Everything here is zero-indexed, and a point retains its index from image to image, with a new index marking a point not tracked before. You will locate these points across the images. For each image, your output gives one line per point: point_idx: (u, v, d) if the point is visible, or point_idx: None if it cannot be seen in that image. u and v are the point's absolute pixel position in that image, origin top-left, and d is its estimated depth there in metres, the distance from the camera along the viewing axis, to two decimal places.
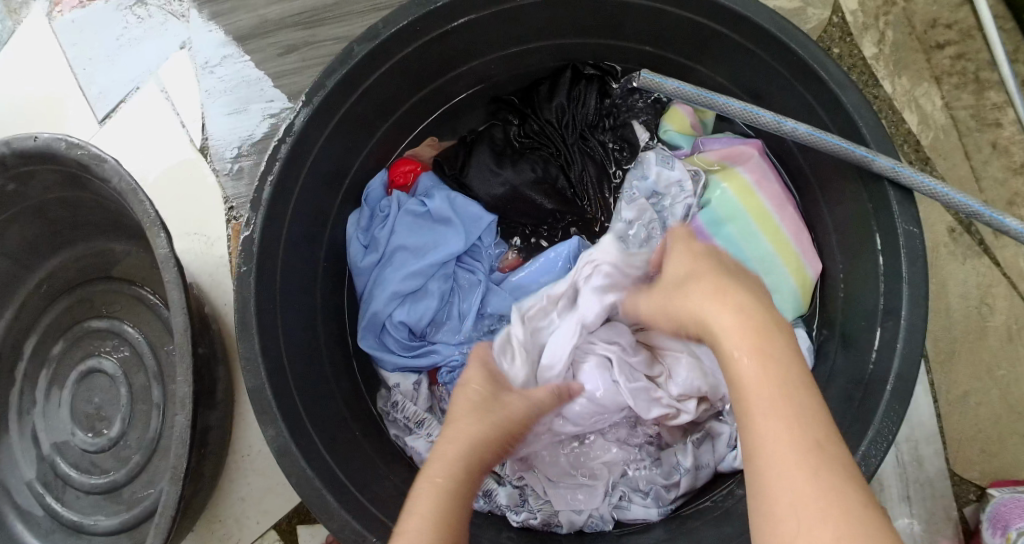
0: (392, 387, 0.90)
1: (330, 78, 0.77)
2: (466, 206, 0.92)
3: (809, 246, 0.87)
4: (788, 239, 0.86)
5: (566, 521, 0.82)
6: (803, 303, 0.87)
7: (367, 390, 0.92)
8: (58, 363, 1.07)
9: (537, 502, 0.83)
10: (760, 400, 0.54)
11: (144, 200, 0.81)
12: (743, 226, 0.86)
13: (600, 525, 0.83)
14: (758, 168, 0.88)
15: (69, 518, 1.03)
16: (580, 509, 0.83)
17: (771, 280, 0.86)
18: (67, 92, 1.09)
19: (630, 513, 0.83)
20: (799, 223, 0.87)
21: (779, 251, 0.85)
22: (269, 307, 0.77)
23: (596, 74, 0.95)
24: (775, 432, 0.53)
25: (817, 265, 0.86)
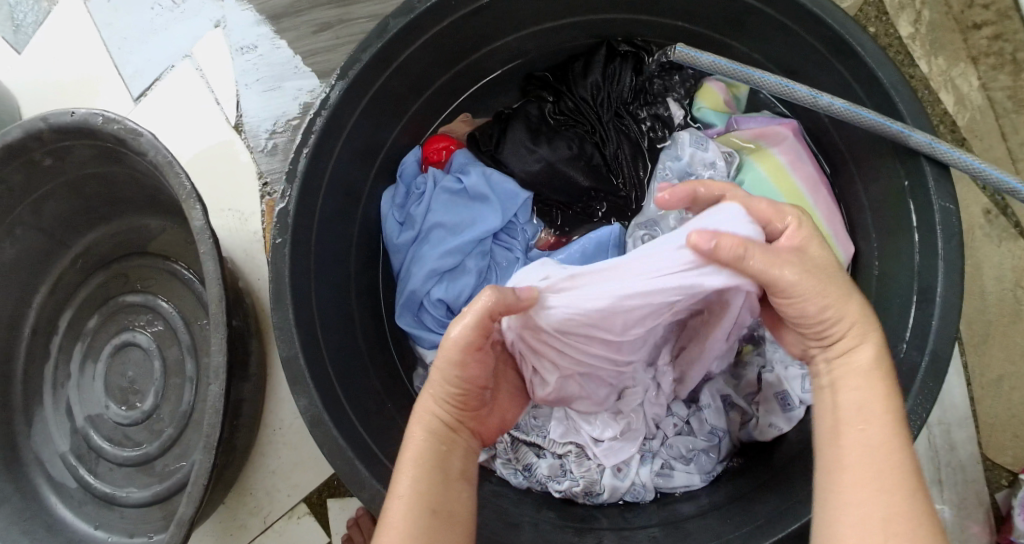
0: (430, 363, 0.90)
1: (365, 52, 0.78)
2: (502, 183, 0.92)
3: (844, 229, 0.86)
4: (822, 221, 0.85)
5: (608, 488, 0.81)
6: None
7: (404, 369, 0.93)
8: (92, 337, 1.08)
9: (579, 469, 0.81)
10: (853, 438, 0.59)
11: (180, 173, 0.82)
12: None
13: (641, 494, 0.82)
14: (792, 149, 0.88)
15: (102, 490, 1.05)
16: (623, 476, 0.81)
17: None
18: (104, 71, 1.11)
19: (671, 480, 0.82)
20: (833, 206, 0.87)
21: (813, 233, 0.85)
22: (303, 279, 0.78)
23: (630, 50, 0.95)
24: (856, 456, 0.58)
25: (851, 249, 0.86)
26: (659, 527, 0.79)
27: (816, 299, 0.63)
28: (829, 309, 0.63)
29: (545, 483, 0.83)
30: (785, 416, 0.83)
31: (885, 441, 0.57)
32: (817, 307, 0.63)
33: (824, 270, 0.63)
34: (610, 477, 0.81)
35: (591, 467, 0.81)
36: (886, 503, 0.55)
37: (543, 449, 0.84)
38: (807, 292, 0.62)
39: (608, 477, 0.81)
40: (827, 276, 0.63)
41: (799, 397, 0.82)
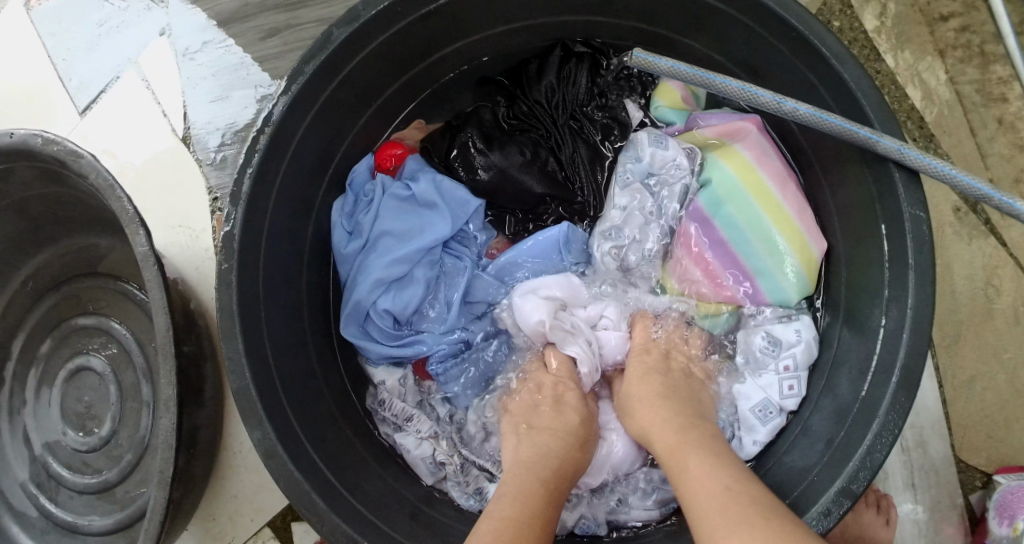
0: (378, 384, 0.89)
1: (308, 64, 0.75)
2: (453, 190, 0.89)
3: (813, 224, 0.83)
4: (791, 217, 0.83)
5: (556, 522, 0.81)
6: (809, 283, 0.83)
7: (354, 389, 0.90)
8: (46, 362, 1.05)
9: None
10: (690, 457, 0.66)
11: (121, 197, 0.79)
12: (742, 205, 0.83)
13: (593, 528, 0.81)
14: (757, 146, 0.85)
15: (63, 518, 1.02)
16: (570, 508, 0.81)
17: (773, 261, 0.83)
18: (48, 84, 1.06)
19: (629, 515, 0.82)
20: (802, 201, 0.84)
21: (781, 229, 0.82)
22: (253, 304, 0.75)
23: (587, 51, 0.91)
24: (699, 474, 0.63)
25: (822, 245, 0.83)
26: None
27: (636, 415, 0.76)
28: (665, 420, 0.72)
29: None
30: (765, 427, 0.82)
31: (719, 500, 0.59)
32: (662, 427, 0.72)
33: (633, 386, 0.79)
34: (562, 508, 0.81)
35: None
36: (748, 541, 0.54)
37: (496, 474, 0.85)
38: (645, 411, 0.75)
39: (561, 508, 0.81)
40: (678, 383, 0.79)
41: (779, 405, 0.82)
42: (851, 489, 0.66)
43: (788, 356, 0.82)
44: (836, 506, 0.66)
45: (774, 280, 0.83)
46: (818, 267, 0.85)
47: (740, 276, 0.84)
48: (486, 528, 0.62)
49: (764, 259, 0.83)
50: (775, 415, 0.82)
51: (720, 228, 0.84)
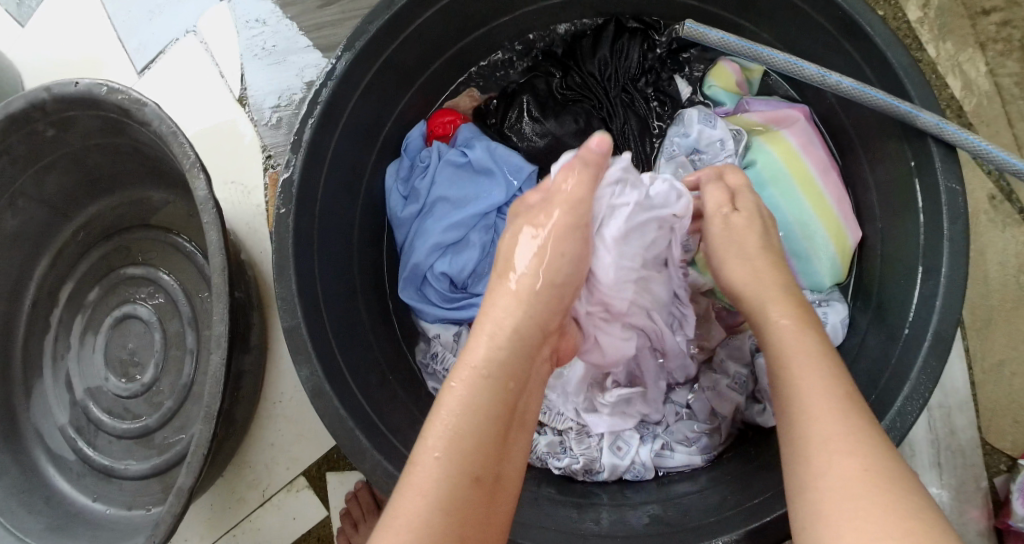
0: (432, 337, 0.91)
1: (372, 23, 0.78)
2: (508, 157, 0.91)
3: (851, 213, 0.85)
4: (831, 205, 0.85)
5: (608, 467, 0.82)
6: (842, 270, 0.86)
7: (406, 343, 0.93)
8: (93, 309, 1.08)
9: (579, 447, 0.83)
10: (800, 361, 0.59)
11: (184, 143, 0.81)
12: (785, 189, 0.85)
13: (642, 473, 0.83)
14: (804, 134, 0.88)
15: (100, 462, 1.05)
16: (622, 455, 0.83)
17: (811, 245, 0.85)
18: (110, 44, 1.10)
19: (672, 459, 0.83)
20: (843, 191, 0.86)
21: (820, 216, 0.84)
22: (306, 248, 0.77)
23: (639, 27, 0.95)
24: (805, 377, 0.58)
25: (858, 234, 0.85)
26: (658, 504, 0.78)
27: (744, 257, 0.69)
28: (764, 272, 0.67)
29: (545, 459, 0.84)
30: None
31: (824, 403, 0.56)
32: (800, 339, 0.60)
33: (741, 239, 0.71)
34: (611, 455, 0.82)
35: (592, 444, 0.83)
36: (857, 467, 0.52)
37: (545, 427, 0.87)
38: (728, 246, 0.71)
39: (608, 455, 0.82)
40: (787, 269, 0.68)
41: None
42: None
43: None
44: None
45: (810, 264, 0.85)
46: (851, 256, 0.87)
47: None
48: (435, 434, 0.57)
49: (802, 243, 0.85)
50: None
51: None
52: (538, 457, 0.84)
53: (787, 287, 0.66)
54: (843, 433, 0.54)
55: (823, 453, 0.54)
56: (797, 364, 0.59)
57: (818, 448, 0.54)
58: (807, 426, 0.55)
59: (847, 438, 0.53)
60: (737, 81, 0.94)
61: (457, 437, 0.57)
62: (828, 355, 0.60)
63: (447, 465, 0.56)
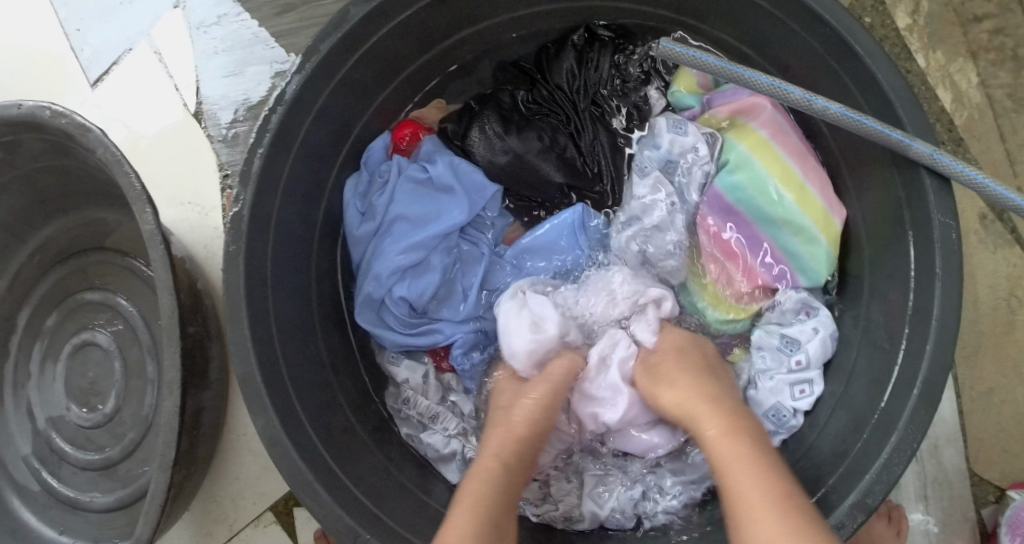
0: (401, 383, 0.88)
1: (324, 42, 0.73)
2: (470, 174, 0.88)
3: (834, 199, 0.81)
4: (815, 196, 0.80)
5: (587, 516, 0.81)
6: (833, 260, 0.81)
7: (373, 387, 0.90)
8: (51, 336, 1.04)
9: (558, 493, 0.83)
10: (737, 464, 0.63)
11: (129, 173, 0.76)
12: (769, 190, 0.80)
13: (623, 522, 0.81)
14: (773, 123, 0.82)
15: (65, 494, 1.02)
16: (603, 502, 0.81)
17: (803, 241, 0.81)
18: (59, 55, 1.04)
19: (656, 513, 0.81)
20: (825, 179, 0.81)
21: (807, 211, 0.80)
22: (261, 286, 0.74)
23: (610, 35, 0.90)
24: (751, 485, 0.61)
25: (843, 215, 0.81)
26: None
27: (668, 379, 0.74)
28: (682, 395, 0.72)
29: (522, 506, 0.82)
30: (782, 429, 0.81)
31: (762, 504, 0.59)
32: (706, 417, 0.69)
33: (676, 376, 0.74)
34: (591, 503, 0.81)
35: (571, 491, 0.83)
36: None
37: None
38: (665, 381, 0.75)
39: (588, 503, 0.81)
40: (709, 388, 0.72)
41: (792, 407, 0.80)
42: (866, 503, 0.65)
43: (801, 351, 0.80)
44: (850, 519, 0.65)
45: (801, 261, 0.82)
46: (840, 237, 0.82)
47: (774, 262, 0.83)
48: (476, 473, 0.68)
49: (794, 241, 0.81)
50: (790, 417, 0.80)
51: (745, 212, 0.82)
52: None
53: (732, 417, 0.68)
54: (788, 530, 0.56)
55: None
56: (738, 470, 0.63)
57: None
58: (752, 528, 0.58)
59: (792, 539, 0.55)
60: (699, 84, 0.90)
61: (500, 444, 0.72)
62: (761, 451, 0.64)
63: (481, 489, 0.66)
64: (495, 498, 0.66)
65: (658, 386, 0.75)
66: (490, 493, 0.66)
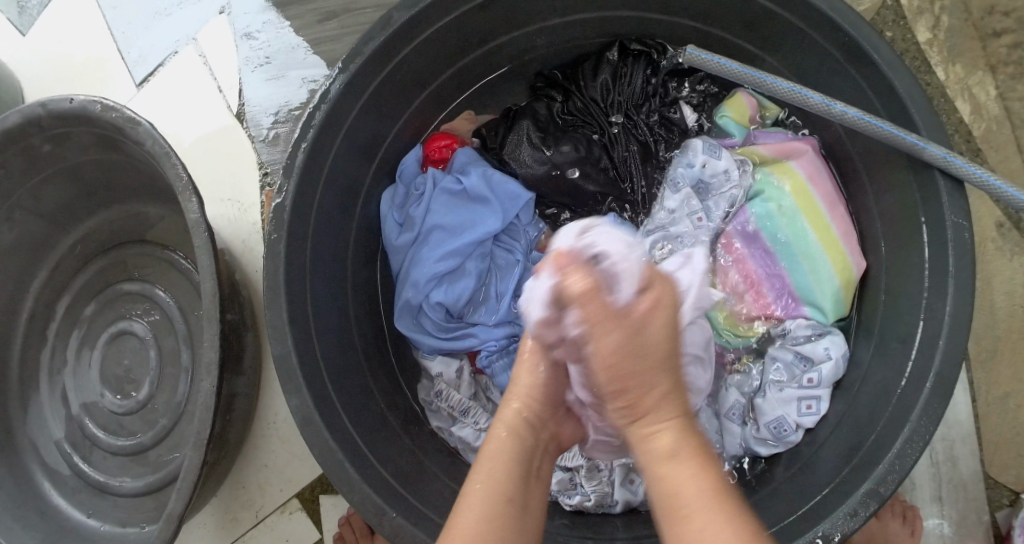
0: (435, 376, 0.91)
1: (367, 44, 0.76)
2: (504, 184, 0.91)
3: (855, 245, 0.83)
4: (837, 238, 0.83)
5: (621, 501, 0.83)
6: (844, 301, 0.84)
7: (406, 382, 0.92)
8: (89, 324, 1.08)
9: (590, 484, 0.84)
10: (669, 470, 0.54)
11: (177, 164, 0.80)
12: (794, 224, 0.83)
13: None
14: (812, 164, 0.85)
15: (95, 478, 1.05)
16: (636, 489, 0.83)
17: (817, 281, 0.83)
18: (108, 57, 1.09)
19: None
20: (850, 224, 0.84)
21: (827, 250, 0.82)
22: (299, 274, 0.77)
23: (643, 50, 0.93)
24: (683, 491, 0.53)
25: (862, 264, 0.83)
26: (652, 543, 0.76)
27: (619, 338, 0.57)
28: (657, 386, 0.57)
29: (558, 496, 0.85)
30: (778, 441, 0.82)
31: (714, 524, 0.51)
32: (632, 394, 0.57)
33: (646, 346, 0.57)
34: (625, 490, 0.83)
35: (603, 480, 0.84)
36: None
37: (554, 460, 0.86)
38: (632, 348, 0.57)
39: (619, 490, 0.83)
40: (651, 340, 0.57)
41: (796, 422, 0.81)
42: (878, 492, 0.67)
43: (814, 369, 0.82)
44: (863, 508, 0.67)
45: (814, 295, 0.83)
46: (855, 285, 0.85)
47: (785, 295, 0.85)
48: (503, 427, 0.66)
49: (807, 276, 0.83)
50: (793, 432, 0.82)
51: (767, 240, 0.85)
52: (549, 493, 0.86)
53: (668, 413, 0.56)
54: None
55: None
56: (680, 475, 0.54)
57: None
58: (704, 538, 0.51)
59: None
60: (749, 111, 0.92)
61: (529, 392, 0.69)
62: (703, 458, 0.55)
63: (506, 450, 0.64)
64: (513, 461, 0.64)
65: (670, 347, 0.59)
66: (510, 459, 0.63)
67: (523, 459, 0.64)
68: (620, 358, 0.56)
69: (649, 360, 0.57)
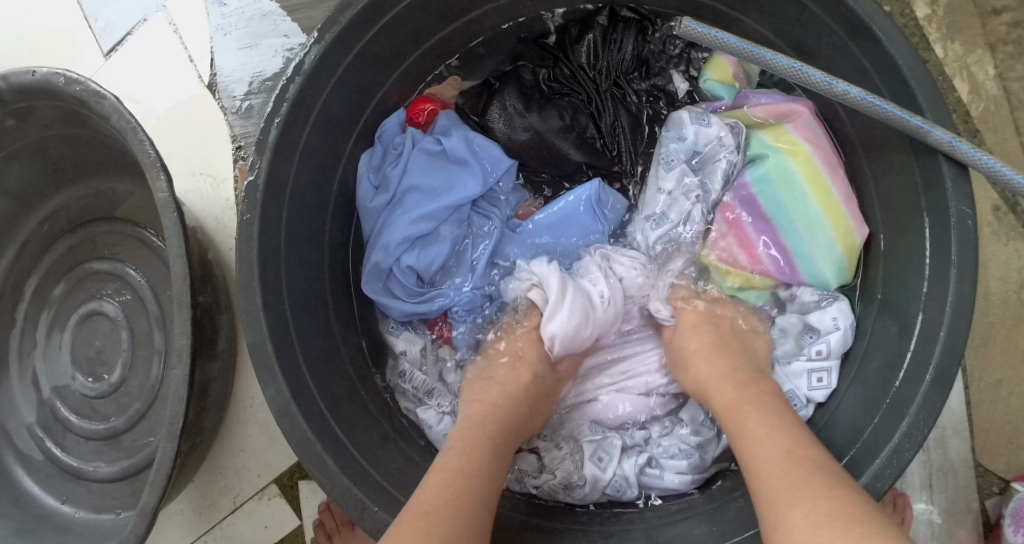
0: (399, 354, 0.89)
1: (344, 13, 0.72)
2: (486, 147, 0.87)
3: (857, 208, 0.80)
4: (836, 200, 0.79)
5: (588, 480, 0.82)
6: (848, 269, 0.81)
7: (372, 360, 0.88)
8: (58, 305, 1.04)
9: (557, 464, 0.84)
10: (745, 429, 0.66)
11: (143, 139, 0.76)
12: (790, 187, 0.80)
13: (623, 486, 0.82)
14: (808, 126, 0.81)
15: (68, 463, 1.02)
16: (603, 468, 0.82)
17: (817, 245, 0.81)
18: (73, 25, 1.04)
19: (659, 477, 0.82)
20: (849, 186, 0.81)
21: (827, 214, 0.79)
22: (274, 255, 0.73)
23: (634, 17, 0.90)
24: (757, 445, 0.63)
25: (864, 229, 0.80)
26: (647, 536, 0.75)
27: (692, 336, 0.80)
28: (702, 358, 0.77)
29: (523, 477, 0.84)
30: None
31: (775, 458, 0.61)
32: (716, 380, 0.74)
33: (695, 345, 0.79)
34: (592, 466, 0.82)
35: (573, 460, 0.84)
36: (815, 496, 0.55)
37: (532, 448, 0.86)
38: (692, 337, 0.80)
39: (587, 467, 0.82)
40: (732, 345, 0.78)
41: (807, 396, 0.81)
42: (875, 487, 0.65)
43: (822, 340, 0.81)
44: None
45: (814, 263, 0.82)
46: (859, 252, 0.82)
47: (784, 260, 0.83)
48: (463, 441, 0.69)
49: (806, 242, 0.81)
50: (804, 408, 0.81)
51: (764, 206, 0.82)
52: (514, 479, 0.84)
53: (734, 382, 0.72)
54: (803, 482, 0.57)
55: (786, 500, 0.57)
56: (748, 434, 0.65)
57: (778, 504, 0.57)
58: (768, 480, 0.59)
59: (798, 479, 0.57)
60: (733, 73, 0.89)
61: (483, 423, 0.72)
62: (775, 415, 0.66)
63: (458, 458, 0.66)
64: (471, 471, 0.65)
65: (683, 370, 0.79)
66: (468, 468, 0.65)
67: (487, 466, 0.67)
68: (709, 366, 0.75)
69: (761, 357, 0.79)
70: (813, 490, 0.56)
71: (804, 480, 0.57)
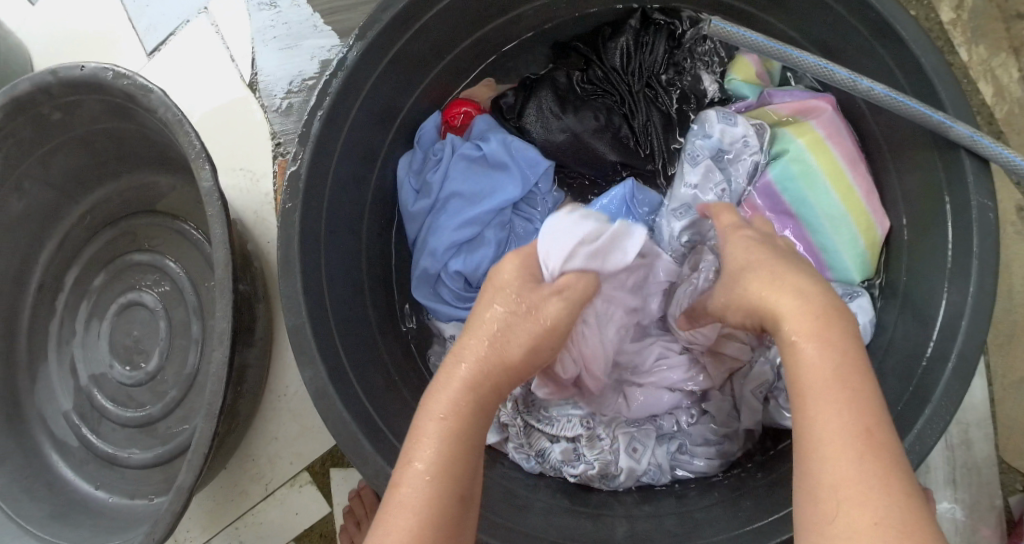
0: (448, 337, 0.91)
1: (386, 11, 0.75)
2: (522, 150, 0.90)
3: (878, 204, 0.83)
4: (858, 196, 0.82)
5: (625, 470, 0.82)
6: (871, 263, 0.84)
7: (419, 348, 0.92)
8: (98, 295, 1.07)
9: (593, 454, 0.83)
10: (816, 383, 0.53)
11: (190, 131, 0.79)
12: (814, 183, 0.82)
13: (657, 476, 0.84)
14: (830, 123, 0.84)
15: (103, 450, 1.04)
16: (639, 460, 0.83)
17: (839, 238, 0.83)
18: (120, 25, 1.08)
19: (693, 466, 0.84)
20: (870, 181, 0.83)
21: (850, 210, 0.82)
22: (313, 242, 0.76)
23: (665, 20, 0.92)
24: (830, 413, 0.51)
25: (885, 225, 0.83)
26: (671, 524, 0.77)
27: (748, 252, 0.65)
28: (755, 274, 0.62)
29: (560, 467, 0.84)
30: None
31: (841, 440, 0.50)
32: (780, 298, 0.59)
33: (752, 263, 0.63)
34: (627, 459, 0.83)
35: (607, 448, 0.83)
36: (881, 505, 0.48)
37: (556, 435, 0.85)
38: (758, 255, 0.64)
39: (624, 458, 0.82)
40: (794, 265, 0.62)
41: None
42: None
43: None
44: None
45: (838, 256, 0.83)
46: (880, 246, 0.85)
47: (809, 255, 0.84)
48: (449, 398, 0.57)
49: (832, 237, 0.83)
50: None
51: (789, 204, 0.84)
52: (551, 467, 0.84)
53: (803, 301, 0.57)
54: (866, 480, 0.49)
55: (848, 497, 0.48)
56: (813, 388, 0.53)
57: (825, 488, 0.50)
58: (824, 461, 0.50)
59: (868, 471, 0.49)
60: (756, 73, 0.92)
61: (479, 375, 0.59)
62: (854, 362, 0.54)
63: (445, 424, 0.56)
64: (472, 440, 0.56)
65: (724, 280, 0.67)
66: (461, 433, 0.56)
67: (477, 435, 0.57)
68: (765, 287, 0.60)
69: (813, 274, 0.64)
70: (876, 495, 0.48)
71: (868, 469, 0.49)
